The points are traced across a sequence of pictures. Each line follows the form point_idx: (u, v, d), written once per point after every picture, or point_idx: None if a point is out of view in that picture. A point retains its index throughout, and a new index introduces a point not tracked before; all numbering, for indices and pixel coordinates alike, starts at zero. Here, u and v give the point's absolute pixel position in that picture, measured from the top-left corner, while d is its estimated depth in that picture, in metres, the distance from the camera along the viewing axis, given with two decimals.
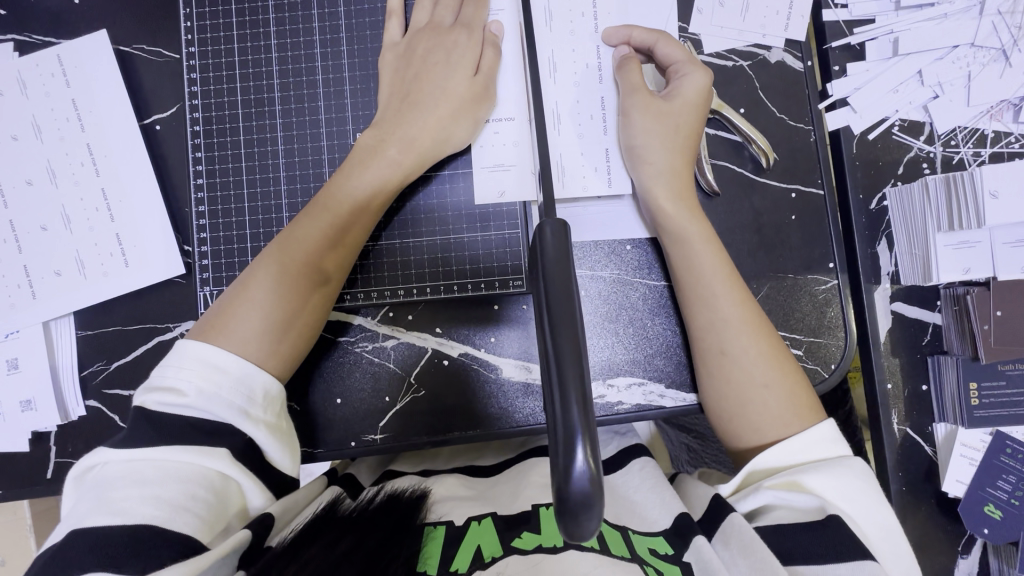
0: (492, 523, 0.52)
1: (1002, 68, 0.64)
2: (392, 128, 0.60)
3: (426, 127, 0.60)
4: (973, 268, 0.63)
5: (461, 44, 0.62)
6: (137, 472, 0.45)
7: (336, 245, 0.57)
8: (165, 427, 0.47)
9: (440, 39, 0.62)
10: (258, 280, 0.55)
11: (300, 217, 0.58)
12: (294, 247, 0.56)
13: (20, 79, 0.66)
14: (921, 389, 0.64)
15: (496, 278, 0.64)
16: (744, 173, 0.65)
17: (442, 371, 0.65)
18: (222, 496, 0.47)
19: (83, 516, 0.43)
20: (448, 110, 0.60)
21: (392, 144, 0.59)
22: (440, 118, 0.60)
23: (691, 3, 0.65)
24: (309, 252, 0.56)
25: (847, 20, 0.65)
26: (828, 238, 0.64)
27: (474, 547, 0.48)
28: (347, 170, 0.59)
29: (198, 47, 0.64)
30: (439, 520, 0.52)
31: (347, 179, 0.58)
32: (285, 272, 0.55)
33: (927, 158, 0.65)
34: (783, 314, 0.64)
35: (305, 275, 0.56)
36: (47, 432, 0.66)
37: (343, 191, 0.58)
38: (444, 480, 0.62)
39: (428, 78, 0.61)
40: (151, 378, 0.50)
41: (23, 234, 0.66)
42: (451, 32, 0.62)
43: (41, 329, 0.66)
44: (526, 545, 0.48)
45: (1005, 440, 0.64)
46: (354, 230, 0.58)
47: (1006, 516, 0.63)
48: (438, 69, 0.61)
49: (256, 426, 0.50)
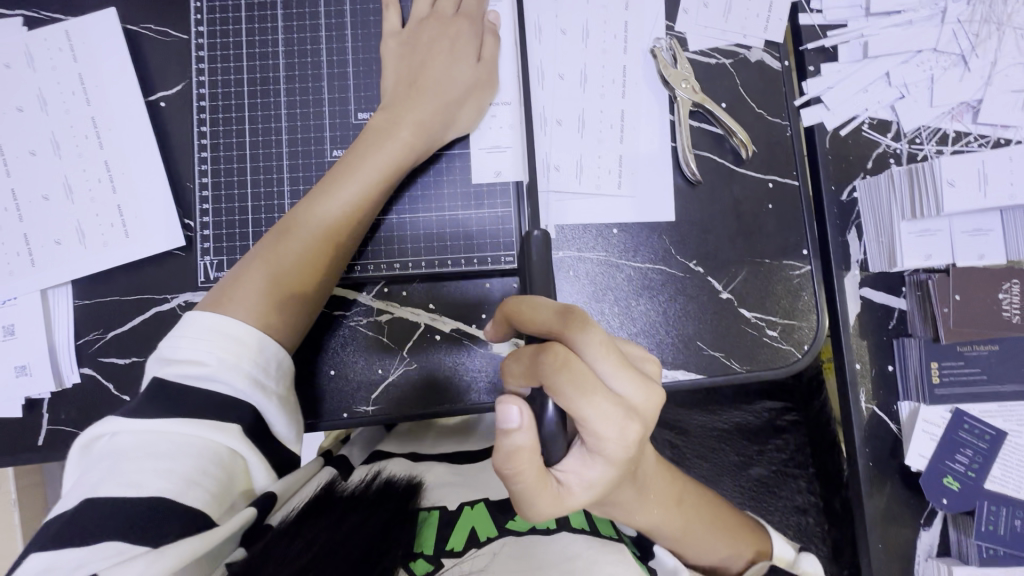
0: (485, 506, 0.57)
1: (962, 72, 0.69)
2: (403, 108, 0.62)
3: (436, 109, 0.63)
4: (934, 255, 0.67)
5: (463, 32, 0.65)
6: (151, 444, 0.46)
7: (337, 235, 0.59)
8: (179, 398, 0.48)
9: (446, 29, 0.65)
10: (265, 253, 0.57)
11: (307, 200, 0.60)
12: (304, 225, 0.58)
13: (27, 52, 0.68)
14: (887, 370, 0.68)
15: (488, 255, 0.66)
16: (724, 163, 0.69)
17: (434, 347, 0.68)
18: (230, 472, 0.48)
19: (96, 485, 0.43)
20: (449, 90, 0.63)
21: (404, 126, 0.61)
22: (449, 100, 0.63)
23: (677, 5, 0.70)
24: (315, 231, 0.58)
25: (822, 24, 0.70)
26: (802, 226, 0.68)
27: (469, 529, 0.54)
28: (360, 148, 0.61)
29: (206, 27, 0.66)
30: (432, 504, 0.58)
31: (357, 163, 0.60)
32: (288, 260, 0.57)
33: (894, 153, 0.70)
34: (759, 297, 0.68)
35: (307, 262, 0.58)
36: (40, 398, 0.67)
37: (351, 171, 0.60)
38: (433, 466, 0.65)
39: (440, 66, 0.64)
40: (167, 349, 0.51)
41: (24, 202, 0.67)
42: (454, 23, 0.65)
43: (38, 297, 0.67)
44: (520, 526, 0.54)
45: (964, 416, 0.67)
46: (359, 212, 0.60)
47: (962, 488, 0.66)
48: (444, 56, 0.64)
49: (269, 399, 0.52)
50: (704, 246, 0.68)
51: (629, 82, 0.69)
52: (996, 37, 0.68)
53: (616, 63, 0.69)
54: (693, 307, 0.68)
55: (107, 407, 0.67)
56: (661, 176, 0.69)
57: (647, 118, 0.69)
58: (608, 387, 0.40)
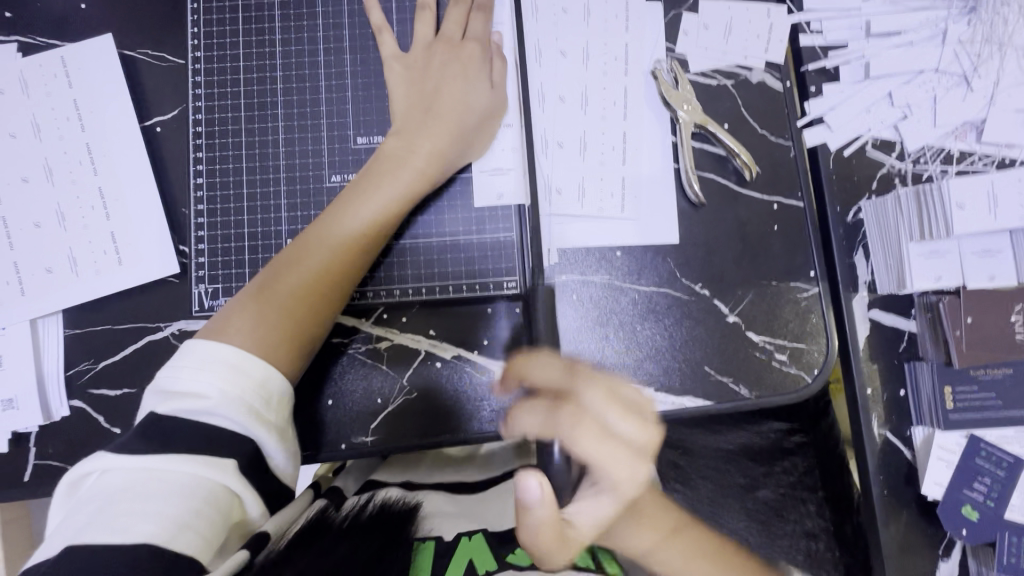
0: (482, 537, 0.56)
1: (965, 92, 0.68)
2: (413, 135, 0.62)
3: (445, 136, 0.62)
4: (944, 277, 0.65)
5: (475, 60, 0.65)
6: (141, 485, 0.44)
7: (347, 263, 0.58)
8: (172, 437, 0.46)
9: (453, 54, 0.65)
10: (268, 285, 0.56)
11: (318, 227, 0.58)
12: (312, 253, 0.57)
13: (22, 79, 0.67)
14: (899, 394, 0.67)
15: (490, 280, 0.65)
16: (728, 185, 0.68)
17: (436, 374, 0.66)
18: (224, 512, 0.46)
19: (79, 531, 0.41)
20: (461, 119, 0.63)
21: (414, 154, 0.61)
22: (459, 129, 0.63)
23: (678, 26, 0.70)
24: (323, 260, 0.57)
25: (823, 45, 0.70)
26: (809, 248, 0.67)
27: (467, 560, 0.54)
28: (372, 174, 0.60)
29: (203, 52, 0.66)
30: (428, 534, 0.56)
31: (370, 189, 0.59)
32: (293, 288, 0.56)
33: (899, 173, 0.69)
34: (767, 320, 0.67)
35: (312, 292, 0.56)
36: (27, 433, 0.65)
37: (361, 196, 0.59)
38: (431, 493, 0.64)
39: (448, 90, 0.64)
40: (166, 381, 0.49)
41: (16, 230, 0.66)
42: (465, 48, 0.65)
43: (28, 327, 0.65)
44: (518, 560, 0.54)
45: (980, 443, 0.65)
46: (366, 242, 0.59)
47: (982, 517, 0.64)
48: (456, 83, 0.64)
49: (267, 433, 0.49)
50: (710, 268, 0.67)
51: (633, 105, 0.69)
52: (998, 57, 0.68)
53: (618, 84, 0.69)
54: (700, 330, 0.66)
55: (97, 439, 0.65)
56: (663, 198, 0.68)
57: (649, 139, 0.68)
58: (615, 431, 0.48)
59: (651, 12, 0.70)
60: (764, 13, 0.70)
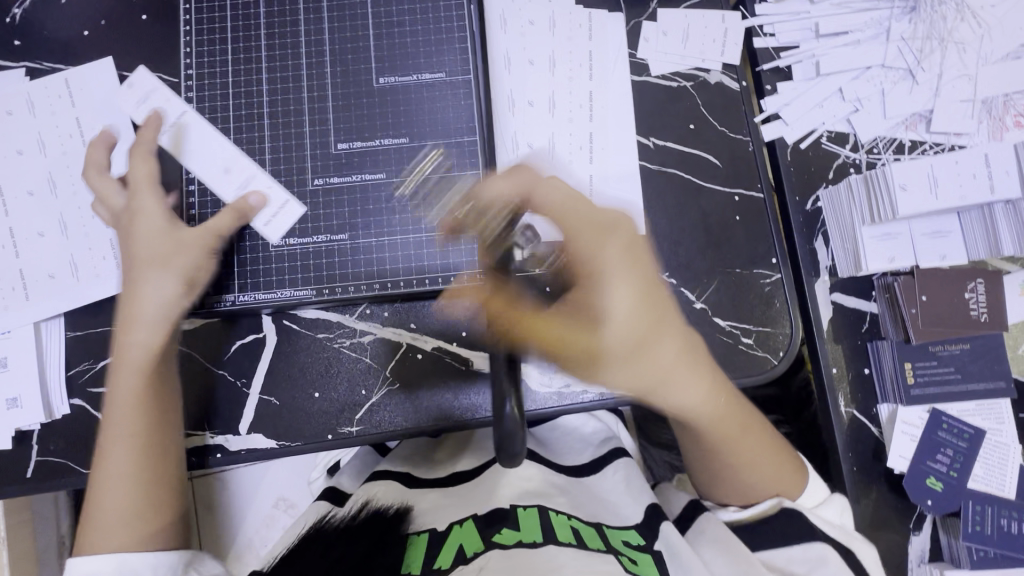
0: (473, 523, 0.55)
1: (911, 85, 0.72)
2: (131, 309, 0.62)
3: (159, 291, 0.62)
4: (898, 257, 0.68)
5: (150, 214, 0.64)
6: None
7: (148, 440, 0.60)
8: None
9: (133, 221, 0.64)
10: (105, 493, 0.59)
11: (107, 428, 0.61)
12: (114, 449, 0.60)
13: (29, 99, 0.72)
14: (864, 373, 0.69)
15: (465, 272, 0.68)
16: (692, 180, 0.71)
17: (418, 364, 0.69)
18: None
19: None
20: (157, 266, 0.63)
21: (140, 329, 0.62)
22: (167, 275, 0.63)
23: (639, 34, 0.74)
24: (125, 449, 0.60)
25: (775, 46, 0.74)
26: (771, 235, 0.70)
27: (456, 547, 0.52)
28: (125, 353, 0.62)
29: (195, 70, 0.70)
30: (422, 529, 0.56)
31: (124, 375, 0.61)
32: (120, 485, 0.59)
33: (854, 163, 0.73)
34: (733, 305, 0.69)
35: (143, 474, 0.60)
36: (31, 430, 0.68)
37: (126, 378, 0.61)
38: (425, 493, 0.65)
39: (140, 248, 0.63)
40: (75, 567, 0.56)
41: (22, 239, 0.70)
42: (139, 210, 0.64)
43: (32, 330, 0.69)
44: (506, 540, 0.50)
45: (941, 416, 0.68)
46: (144, 413, 0.61)
47: (946, 488, 0.67)
48: (141, 238, 0.63)
49: None
50: (677, 259, 0.70)
51: (600, 108, 0.73)
52: (940, 52, 0.72)
53: (582, 89, 0.73)
54: None
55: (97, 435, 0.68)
56: (631, 193, 0.71)
57: (615, 140, 0.72)
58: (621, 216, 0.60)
59: (612, 21, 0.74)
60: (719, 18, 0.74)
